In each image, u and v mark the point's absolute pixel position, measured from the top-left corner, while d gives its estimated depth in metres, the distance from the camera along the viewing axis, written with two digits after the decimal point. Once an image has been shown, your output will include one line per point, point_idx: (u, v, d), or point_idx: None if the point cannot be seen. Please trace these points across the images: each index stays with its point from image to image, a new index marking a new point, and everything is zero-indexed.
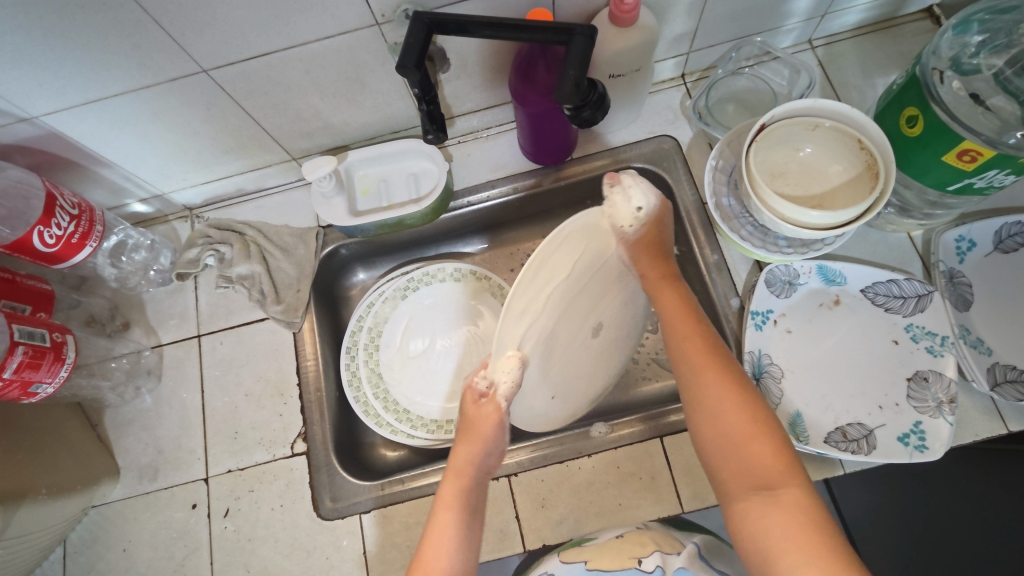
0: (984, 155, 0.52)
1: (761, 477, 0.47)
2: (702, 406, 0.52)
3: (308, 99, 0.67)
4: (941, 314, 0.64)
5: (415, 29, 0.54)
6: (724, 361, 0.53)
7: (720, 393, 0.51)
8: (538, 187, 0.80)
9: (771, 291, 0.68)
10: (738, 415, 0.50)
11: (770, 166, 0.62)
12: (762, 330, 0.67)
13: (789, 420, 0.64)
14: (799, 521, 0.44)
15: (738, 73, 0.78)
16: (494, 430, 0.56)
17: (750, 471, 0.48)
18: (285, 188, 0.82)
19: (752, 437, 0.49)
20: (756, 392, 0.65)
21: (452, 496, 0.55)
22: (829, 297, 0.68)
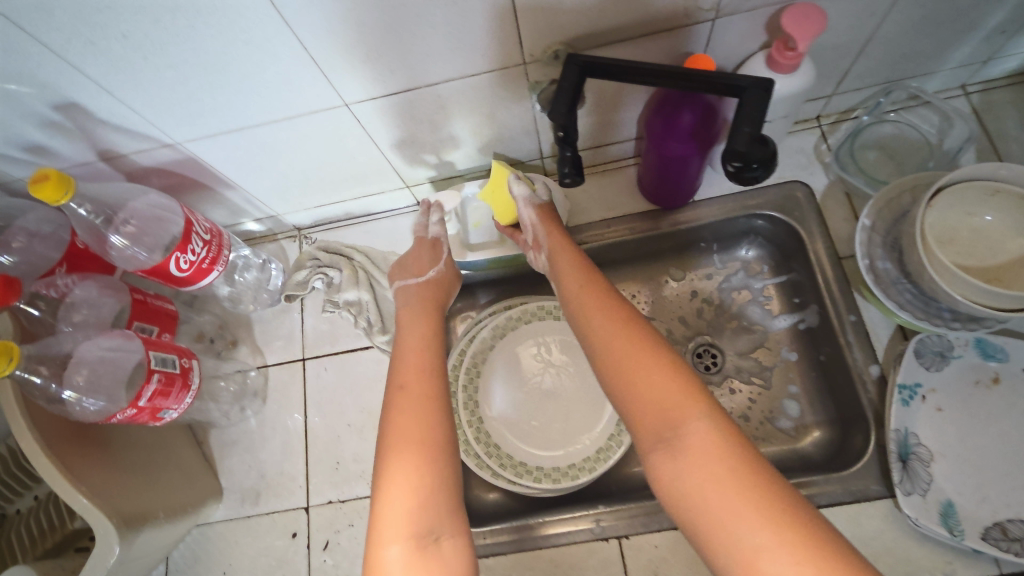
0: None
1: (664, 425, 0.45)
2: (614, 364, 0.51)
3: (436, 133, 0.66)
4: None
5: (569, 73, 0.51)
6: (641, 325, 0.53)
7: (632, 350, 0.50)
8: (655, 230, 0.77)
9: (921, 363, 0.62)
10: (646, 358, 0.49)
11: (942, 231, 0.56)
12: (909, 406, 0.61)
13: (941, 510, 0.58)
14: (719, 460, 0.42)
15: (883, 120, 0.73)
16: (434, 329, 0.65)
17: (659, 418, 0.46)
18: (392, 215, 0.82)
19: (663, 387, 0.47)
20: (902, 475, 0.59)
21: (414, 382, 0.57)
22: (988, 374, 0.62)
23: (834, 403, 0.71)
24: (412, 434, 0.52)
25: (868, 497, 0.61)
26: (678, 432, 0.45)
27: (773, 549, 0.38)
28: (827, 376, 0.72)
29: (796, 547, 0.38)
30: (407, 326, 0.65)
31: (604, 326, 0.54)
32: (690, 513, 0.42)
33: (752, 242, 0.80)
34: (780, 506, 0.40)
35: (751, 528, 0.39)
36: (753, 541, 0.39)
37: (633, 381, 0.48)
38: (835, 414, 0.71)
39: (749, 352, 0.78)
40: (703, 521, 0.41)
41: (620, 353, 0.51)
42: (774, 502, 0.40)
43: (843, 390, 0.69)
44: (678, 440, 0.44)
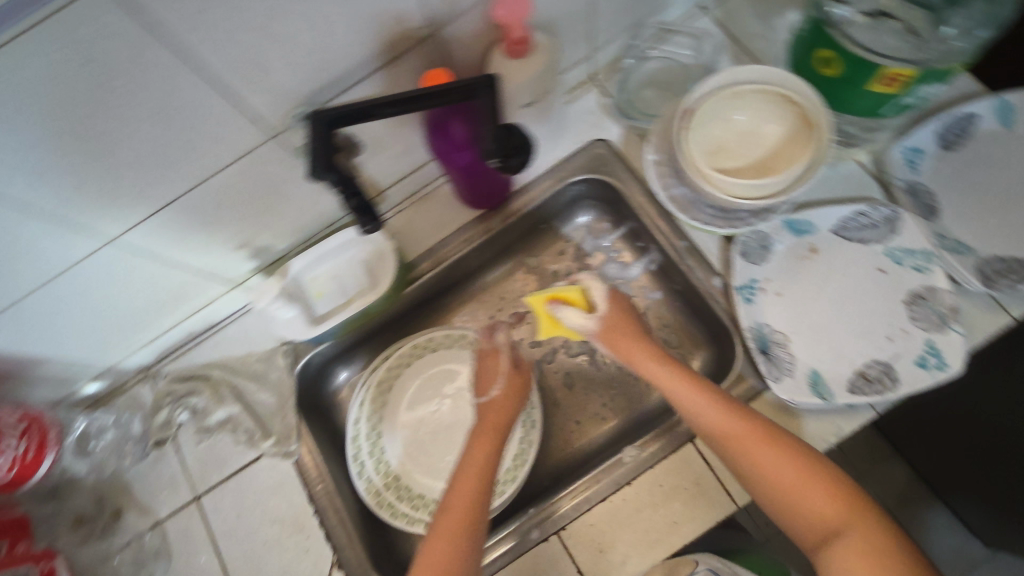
0: (907, 75, 0.51)
1: (825, 533, 0.53)
2: (740, 459, 0.57)
3: (230, 228, 0.63)
4: (913, 232, 0.64)
5: (318, 131, 0.51)
6: (752, 419, 0.58)
7: (754, 453, 0.56)
8: (490, 231, 0.78)
9: (749, 260, 0.68)
10: (783, 461, 0.55)
11: (708, 144, 0.60)
12: (753, 302, 0.67)
13: (811, 381, 0.62)
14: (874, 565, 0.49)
15: (645, 58, 0.78)
16: (492, 444, 0.63)
17: (818, 530, 0.54)
18: (235, 318, 0.77)
19: (804, 485, 0.54)
20: (767, 364, 0.64)
21: (486, 444, 0.63)
22: (804, 247, 0.67)
23: (704, 323, 0.76)
24: (455, 514, 0.57)
25: (753, 397, 0.64)
26: (846, 534, 0.52)
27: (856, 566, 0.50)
28: (688, 301, 0.77)
29: (834, 511, 0.53)
30: (493, 370, 0.71)
31: (690, 405, 0.60)
32: (789, 521, 0.56)
33: (585, 206, 0.83)
34: (838, 492, 0.54)
35: (809, 522, 0.54)
36: (811, 509, 0.54)
37: (758, 474, 0.56)
38: (707, 333, 0.75)
39: (620, 308, 0.82)
40: (767, 497, 0.56)
41: (727, 431, 0.57)
42: (830, 474, 0.55)
43: (704, 309, 0.73)
44: (848, 539, 0.52)
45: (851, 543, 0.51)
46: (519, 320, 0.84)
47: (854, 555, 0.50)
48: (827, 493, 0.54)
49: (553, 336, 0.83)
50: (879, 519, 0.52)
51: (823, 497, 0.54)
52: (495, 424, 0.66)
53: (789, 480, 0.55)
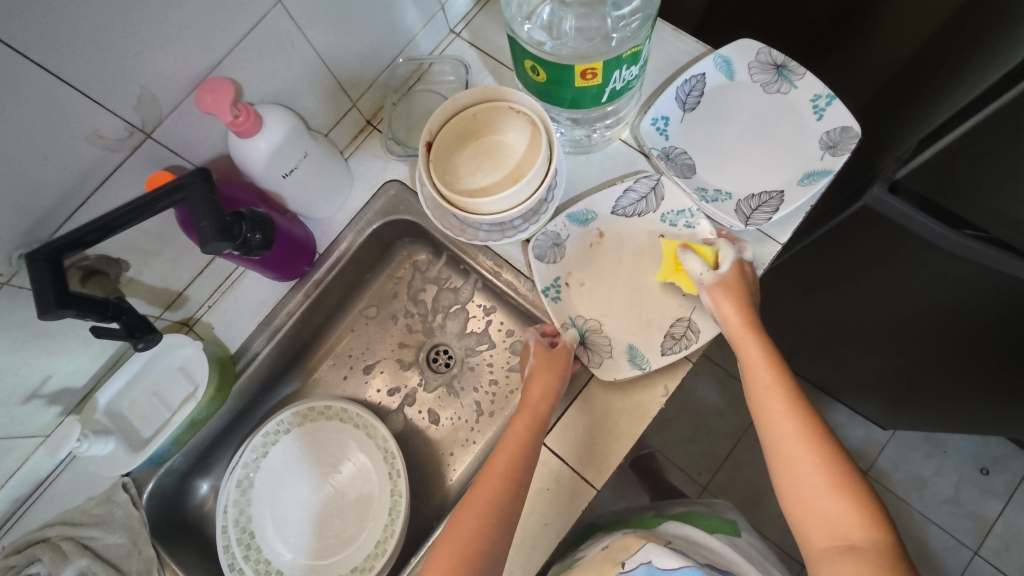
0: (598, 67, 0.56)
1: (839, 540, 0.52)
2: (778, 457, 0.57)
3: (5, 384, 0.60)
4: (674, 193, 0.71)
5: (40, 270, 0.49)
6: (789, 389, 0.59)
7: (796, 434, 0.57)
8: (309, 298, 0.78)
9: (547, 261, 0.71)
10: (813, 468, 0.55)
11: (461, 166, 0.62)
12: (561, 299, 0.71)
13: (631, 355, 0.68)
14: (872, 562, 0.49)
15: (410, 94, 0.80)
16: (526, 442, 0.62)
17: (829, 535, 0.52)
18: (65, 466, 0.72)
19: (829, 494, 0.53)
20: (587, 354, 0.68)
21: (512, 439, 0.62)
22: (592, 234, 0.72)
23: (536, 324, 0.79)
24: (457, 539, 0.57)
25: (584, 383, 0.69)
26: (856, 543, 0.51)
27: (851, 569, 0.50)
28: (518, 308, 0.80)
29: (839, 511, 0.53)
30: (549, 359, 0.67)
31: (766, 396, 0.60)
32: (799, 523, 0.55)
33: (403, 244, 0.85)
34: (842, 481, 0.54)
35: (821, 521, 0.53)
36: (820, 508, 0.53)
37: (787, 478, 0.56)
38: None
39: (465, 331, 0.84)
40: (785, 484, 0.56)
41: (781, 424, 0.58)
42: (833, 462, 0.55)
43: (529, 312, 0.77)
44: (857, 550, 0.51)
45: (856, 546, 0.51)
46: (374, 372, 0.84)
47: (857, 554, 0.50)
48: (831, 489, 0.54)
49: (408, 377, 0.84)
50: (877, 513, 0.52)
51: (823, 487, 0.54)
52: (529, 411, 0.64)
53: (801, 479, 0.55)
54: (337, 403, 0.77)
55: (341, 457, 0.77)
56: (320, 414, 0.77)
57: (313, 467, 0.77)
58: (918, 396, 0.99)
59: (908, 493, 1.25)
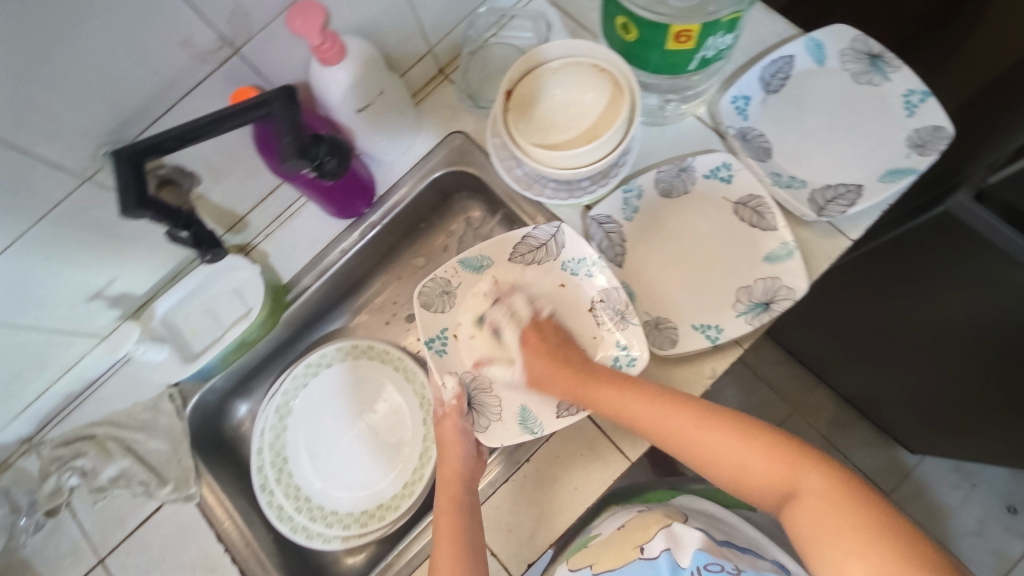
0: (694, 30, 0.54)
1: (784, 497, 0.53)
2: (703, 439, 0.58)
3: (74, 280, 0.62)
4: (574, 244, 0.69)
5: (123, 168, 0.50)
6: (651, 389, 0.61)
7: (692, 432, 0.58)
8: (363, 238, 0.79)
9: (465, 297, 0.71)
10: (738, 435, 0.57)
11: (536, 121, 0.61)
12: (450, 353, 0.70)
13: (522, 417, 0.68)
14: (829, 505, 0.50)
15: (485, 46, 0.79)
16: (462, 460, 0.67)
17: (777, 494, 0.54)
18: (114, 371, 0.73)
19: (765, 456, 0.55)
20: (472, 415, 0.69)
21: (448, 508, 0.64)
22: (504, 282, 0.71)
23: None
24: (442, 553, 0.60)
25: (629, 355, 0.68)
26: (799, 493, 0.52)
27: (811, 518, 0.50)
28: None
29: (778, 474, 0.54)
30: (445, 442, 0.69)
31: (643, 416, 0.60)
32: (747, 491, 0.56)
33: (459, 198, 0.85)
34: (781, 453, 0.54)
35: (764, 488, 0.54)
36: (760, 484, 0.55)
37: (722, 455, 0.57)
38: None
39: None
40: (727, 473, 0.57)
41: (680, 419, 0.59)
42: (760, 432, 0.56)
43: None
44: (801, 500, 0.51)
45: (803, 495, 0.51)
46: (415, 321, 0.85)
47: (807, 501, 0.51)
48: (773, 460, 0.54)
49: None
50: (822, 463, 0.53)
51: (767, 467, 0.54)
52: (453, 483, 0.66)
53: (748, 464, 0.55)
54: (378, 343, 0.79)
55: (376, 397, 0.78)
56: (356, 352, 0.79)
57: (350, 404, 0.78)
58: (948, 418, 0.98)
59: (930, 520, 1.22)
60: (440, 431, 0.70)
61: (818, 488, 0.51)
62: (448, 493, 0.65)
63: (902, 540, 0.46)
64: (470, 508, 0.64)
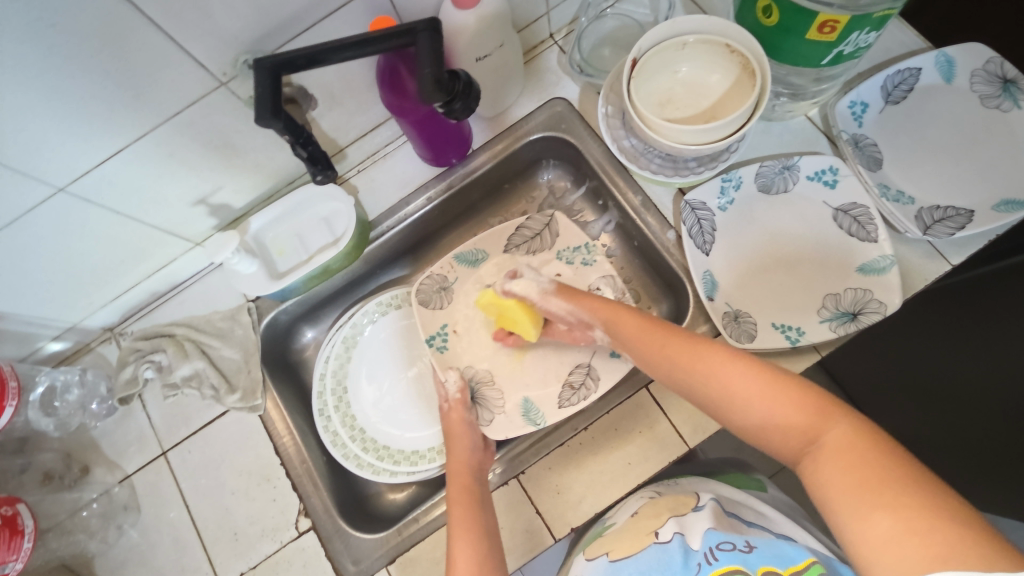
0: (841, 23, 0.53)
1: (803, 435, 0.47)
2: (723, 388, 0.52)
3: (184, 182, 0.64)
4: (568, 232, 0.77)
5: (261, 76, 0.51)
6: (702, 339, 0.56)
7: (719, 374, 0.53)
8: (450, 189, 0.79)
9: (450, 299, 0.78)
10: (765, 386, 0.50)
11: (656, 96, 0.63)
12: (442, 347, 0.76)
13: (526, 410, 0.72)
14: (856, 454, 0.43)
15: (602, 16, 0.78)
16: (470, 444, 0.68)
17: (794, 432, 0.48)
18: (199, 277, 0.78)
19: (790, 412, 0.48)
20: (475, 408, 0.73)
21: (459, 496, 0.61)
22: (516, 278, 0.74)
23: (659, 277, 0.78)
24: (460, 529, 0.58)
25: (703, 342, 0.68)
26: (818, 445, 0.46)
27: (837, 471, 0.43)
28: (646, 257, 0.79)
29: (798, 417, 0.48)
30: (452, 433, 0.69)
31: (674, 361, 0.57)
32: (770, 442, 0.50)
33: (547, 165, 0.85)
34: (809, 401, 0.48)
35: (779, 432, 0.49)
36: (786, 423, 0.48)
37: (742, 400, 0.51)
38: (665, 286, 0.77)
39: None
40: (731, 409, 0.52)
41: (716, 374, 0.53)
42: (800, 390, 0.49)
43: (659, 262, 0.76)
44: (821, 449, 0.45)
45: (826, 444, 0.45)
46: None
47: (831, 453, 0.45)
48: (800, 409, 0.48)
49: None
50: (863, 425, 0.45)
51: (774, 401, 0.49)
52: (462, 472, 0.64)
53: (756, 400, 0.50)
54: None
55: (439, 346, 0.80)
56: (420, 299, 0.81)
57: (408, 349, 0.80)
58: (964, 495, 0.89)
59: None
60: (446, 422, 0.70)
61: (842, 443, 0.44)
62: (458, 482, 0.62)
63: (957, 521, 0.38)
64: (482, 493, 0.62)
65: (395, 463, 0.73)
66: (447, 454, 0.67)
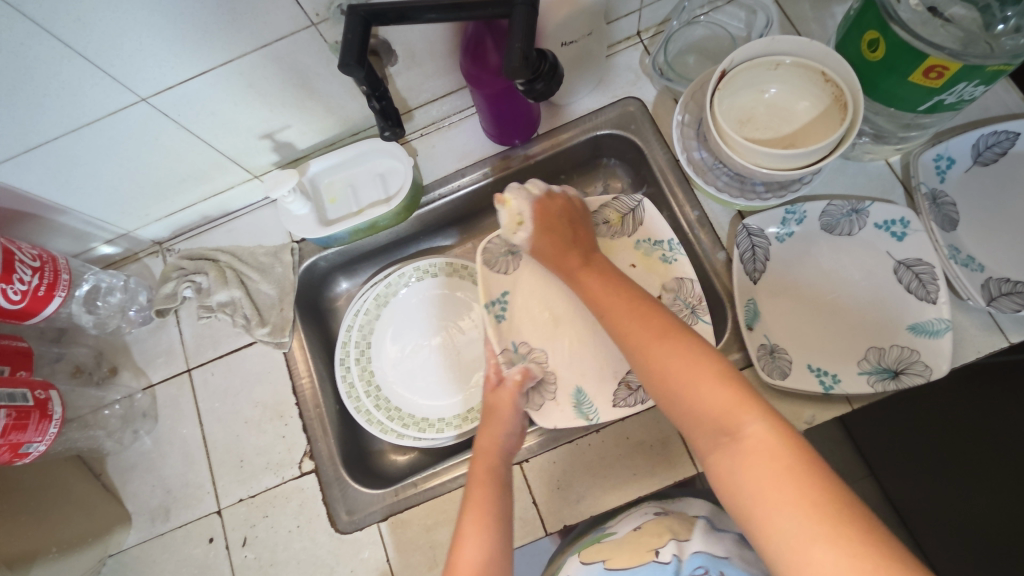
0: (950, 70, 0.50)
1: (720, 425, 0.46)
2: (659, 369, 0.51)
3: (257, 114, 0.65)
4: (654, 221, 0.73)
5: (352, 24, 0.52)
6: (656, 318, 0.55)
7: (655, 353, 0.52)
8: (508, 168, 0.78)
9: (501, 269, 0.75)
10: (694, 370, 0.49)
11: (737, 113, 0.61)
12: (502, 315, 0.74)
13: (576, 399, 0.69)
14: (775, 459, 0.42)
15: (693, 22, 0.75)
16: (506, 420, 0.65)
17: (713, 424, 0.46)
18: (251, 209, 0.80)
19: (715, 397, 0.47)
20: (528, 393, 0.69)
21: (482, 477, 0.60)
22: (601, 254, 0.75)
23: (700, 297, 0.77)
24: (472, 514, 0.56)
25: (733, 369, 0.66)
26: (734, 439, 0.45)
27: (755, 468, 0.43)
28: None
29: (724, 406, 0.46)
30: (492, 409, 0.66)
31: (624, 331, 0.56)
32: (692, 425, 0.48)
33: (607, 163, 0.83)
34: (732, 391, 0.47)
35: (699, 415, 0.47)
36: (709, 409, 0.47)
37: (674, 383, 0.50)
38: (703, 306, 0.76)
39: None
40: (666, 388, 0.50)
41: (658, 357, 0.52)
42: (729, 381, 0.47)
43: (703, 281, 0.74)
44: (738, 445, 0.44)
45: (745, 440, 0.44)
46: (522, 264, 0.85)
47: (747, 449, 0.44)
48: (737, 400, 0.46)
49: None
50: (778, 422, 0.44)
51: (707, 388, 0.47)
52: (489, 452, 0.62)
53: (693, 384, 0.48)
54: None
55: (468, 322, 0.80)
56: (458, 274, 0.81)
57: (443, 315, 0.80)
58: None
59: None
60: (493, 400, 0.67)
61: (761, 439, 0.43)
62: (483, 463, 0.61)
63: (890, 545, 0.38)
64: (502, 482, 0.60)
65: (404, 427, 0.74)
66: (479, 430, 0.65)
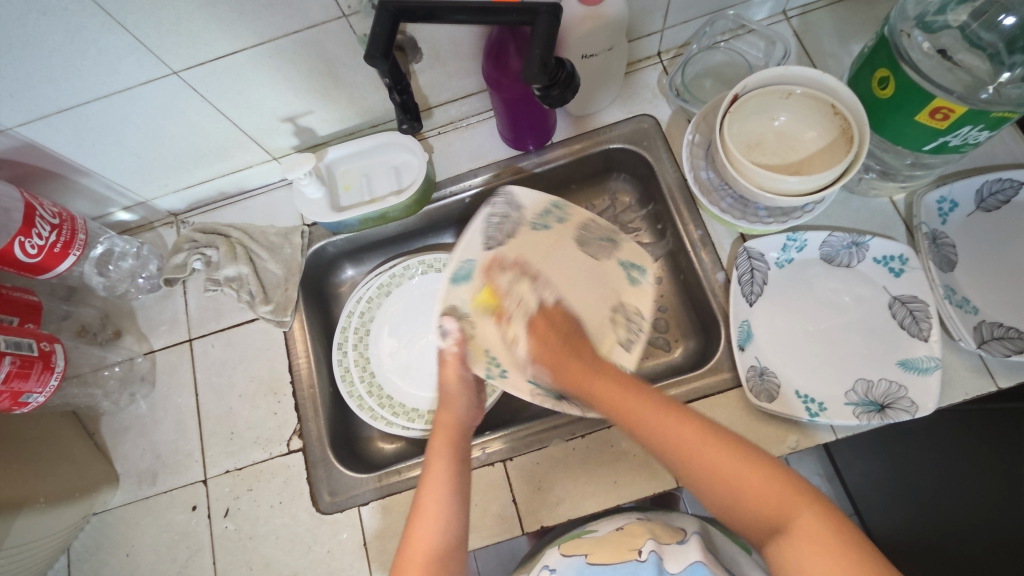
0: (956, 112, 0.52)
1: (772, 516, 0.47)
2: (687, 462, 0.51)
3: (281, 97, 0.67)
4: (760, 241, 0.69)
5: (381, 18, 0.54)
6: (656, 403, 0.55)
7: (687, 444, 0.51)
8: (521, 172, 0.79)
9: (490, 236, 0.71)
10: (726, 460, 0.50)
11: (746, 136, 0.63)
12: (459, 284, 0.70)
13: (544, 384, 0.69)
14: (833, 551, 0.43)
15: (714, 47, 0.77)
16: (463, 388, 0.67)
17: (762, 513, 0.47)
18: (268, 190, 0.82)
19: (757, 488, 0.48)
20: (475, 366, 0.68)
21: (440, 447, 0.60)
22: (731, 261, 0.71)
23: (696, 315, 0.78)
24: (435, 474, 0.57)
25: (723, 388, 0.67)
26: (789, 524, 0.46)
27: (807, 558, 0.44)
28: (688, 291, 0.78)
29: (774, 499, 0.47)
30: (449, 386, 0.67)
31: (648, 423, 0.54)
32: (739, 517, 0.49)
33: (619, 176, 0.85)
34: (771, 482, 0.48)
35: (747, 514, 0.48)
36: (756, 503, 0.48)
37: (707, 475, 0.50)
38: (699, 325, 0.77)
39: None
40: (704, 481, 0.50)
41: (679, 439, 0.52)
42: (758, 471, 0.48)
43: (701, 300, 0.75)
44: (790, 530, 0.46)
45: (797, 528, 0.45)
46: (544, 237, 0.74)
47: (800, 538, 0.45)
48: (768, 487, 0.47)
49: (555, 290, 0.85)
50: (828, 510, 0.46)
51: (755, 485, 0.48)
52: (449, 426, 0.63)
53: (735, 477, 0.49)
54: None
55: None
56: None
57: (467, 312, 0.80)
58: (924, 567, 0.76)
59: None
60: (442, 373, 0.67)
61: (815, 532, 0.45)
62: (445, 434, 0.62)
63: None
64: (461, 453, 0.60)
65: (394, 418, 0.75)
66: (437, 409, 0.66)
